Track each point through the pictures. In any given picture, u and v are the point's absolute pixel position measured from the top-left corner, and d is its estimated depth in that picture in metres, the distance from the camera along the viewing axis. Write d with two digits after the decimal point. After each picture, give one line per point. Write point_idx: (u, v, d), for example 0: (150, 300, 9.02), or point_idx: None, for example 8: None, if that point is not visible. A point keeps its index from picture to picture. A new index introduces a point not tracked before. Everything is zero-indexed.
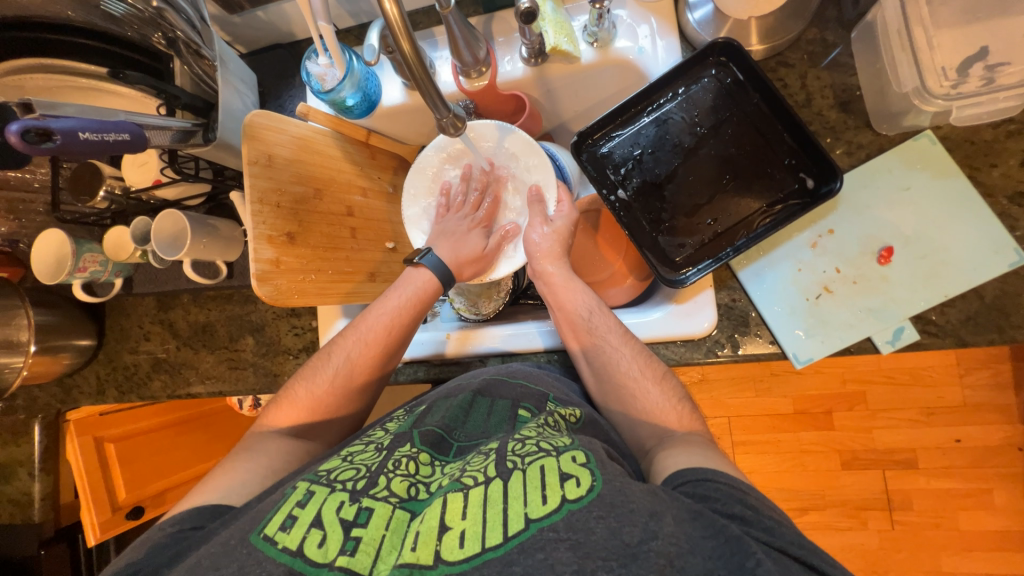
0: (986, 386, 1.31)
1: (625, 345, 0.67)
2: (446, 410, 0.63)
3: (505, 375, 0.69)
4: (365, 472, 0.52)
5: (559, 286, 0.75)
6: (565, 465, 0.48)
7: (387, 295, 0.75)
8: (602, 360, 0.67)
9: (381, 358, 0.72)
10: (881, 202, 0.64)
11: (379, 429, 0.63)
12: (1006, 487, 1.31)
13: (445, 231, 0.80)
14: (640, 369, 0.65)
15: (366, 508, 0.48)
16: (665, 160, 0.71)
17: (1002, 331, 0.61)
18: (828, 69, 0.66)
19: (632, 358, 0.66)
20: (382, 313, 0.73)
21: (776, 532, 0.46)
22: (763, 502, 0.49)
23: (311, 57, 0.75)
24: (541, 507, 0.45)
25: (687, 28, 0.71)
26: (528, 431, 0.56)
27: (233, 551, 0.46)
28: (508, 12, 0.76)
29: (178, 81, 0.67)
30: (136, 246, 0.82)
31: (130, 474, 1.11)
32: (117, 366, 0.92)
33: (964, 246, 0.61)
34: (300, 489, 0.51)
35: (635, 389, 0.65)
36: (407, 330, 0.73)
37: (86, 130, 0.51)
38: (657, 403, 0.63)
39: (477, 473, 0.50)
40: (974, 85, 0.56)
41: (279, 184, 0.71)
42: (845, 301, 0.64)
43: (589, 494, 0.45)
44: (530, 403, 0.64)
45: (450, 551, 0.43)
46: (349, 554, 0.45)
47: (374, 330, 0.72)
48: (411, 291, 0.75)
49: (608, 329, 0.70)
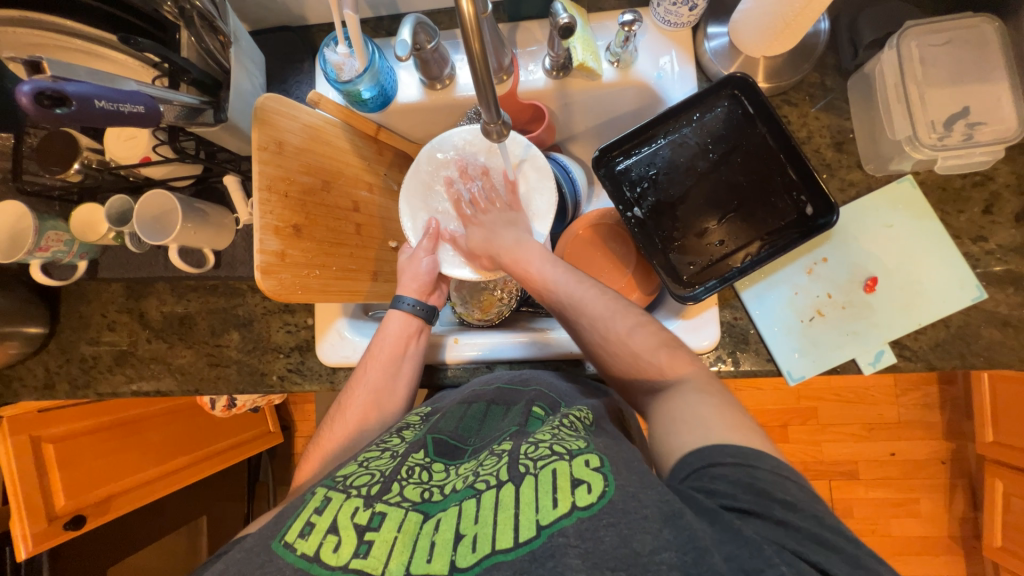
0: (919, 406, 1.45)
1: (582, 286, 0.68)
2: (461, 419, 0.62)
3: (518, 383, 0.67)
4: (380, 476, 0.51)
5: (514, 247, 0.76)
6: (577, 469, 0.46)
7: (373, 343, 0.72)
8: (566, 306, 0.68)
9: (388, 403, 0.70)
10: (869, 236, 0.70)
11: (393, 434, 0.61)
12: (932, 496, 1.45)
13: (407, 268, 0.77)
14: (605, 307, 0.65)
15: (380, 512, 0.47)
16: (678, 181, 0.75)
17: (964, 357, 0.68)
18: (824, 111, 0.73)
19: (590, 316, 0.65)
20: (379, 355, 0.71)
21: (791, 529, 0.42)
22: (776, 480, 0.45)
23: (329, 44, 0.72)
24: (552, 511, 0.44)
25: (703, 57, 0.75)
26: (542, 434, 0.54)
27: (257, 556, 0.46)
28: (533, 23, 0.77)
29: (183, 52, 0.62)
30: (111, 227, 0.75)
31: (74, 477, 1.00)
32: (71, 358, 0.83)
33: (937, 280, 0.68)
34: (318, 495, 0.50)
35: (605, 327, 0.63)
36: (398, 364, 0.71)
37: (101, 98, 0.46)
38: (629, 336, 0.62)
39: (489, 476, 0.49)
40: (956, 139, 0.63)
41: (287, 172, 0.67)
42: (835, 324, 0.70)
43: (601, 499, 0.43)
44: (543, 404, 0.62)
45: (463, 558, 0.42)
46: (362, 557, 0.44)
47: (369, 377, 0.70)
48: (390, 335, 0.72)
49: (564, 284, 0.69)
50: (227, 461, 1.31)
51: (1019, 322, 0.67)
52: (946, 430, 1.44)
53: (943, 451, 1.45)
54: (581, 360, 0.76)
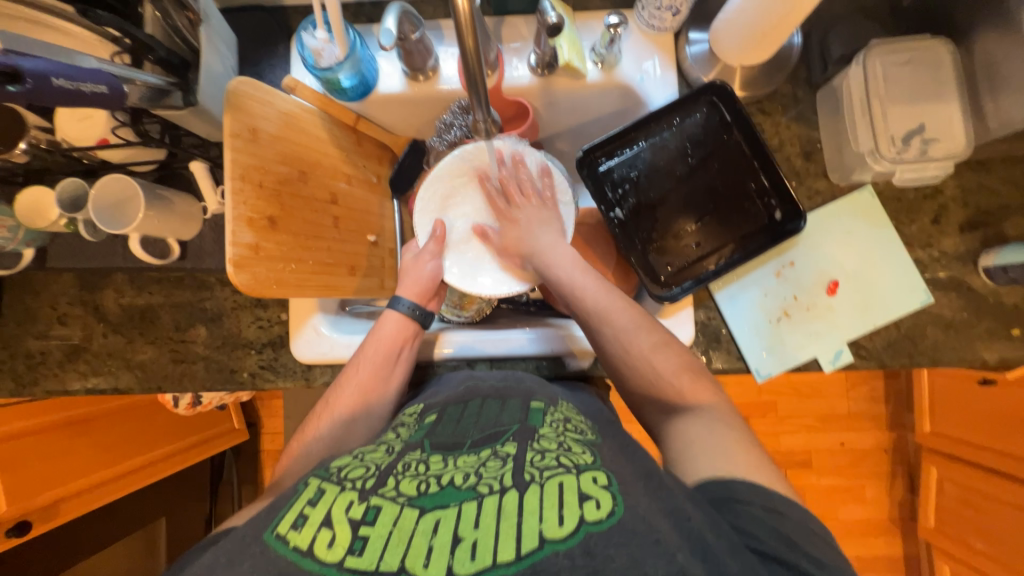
0: (866, 399, 1.56)
1: (614, 297, 0.68)
2: (460, 417, 0.61)
3: (512, 382, 0.69)
4: (375, 472, 0.50)
5: (543, 248, 0.75)
6: (585, 485, 0.46)
7: (366, 342, 0.71)
8: (594, 315, 0.67)
9: (378, 404, 0.69)
10: (832, 243, 0.75)
11: (389, 433, 0.60)
12: (875, 482, 1.57)
13: (407, 271, 0.78)
14: (635, 323, 0.66)
15: (376, 506, 0.46)
16: (658, 184, 0.77)
17: (912, 356, 0.74)
18: (795, 121, 0.76)
19: (617, 327, 0.66)
20: (374, 354, 0.70)
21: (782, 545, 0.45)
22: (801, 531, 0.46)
23: (307, 29, 0.68)
24: (558, 529, 0.43)
25: (684, 62, 0.77)
26: (548, 442, 0.53)
27: (247, 548, 0.44)
28: (519, 19, 0.77)
29: (147, 28, 0.57)
30: (63, 214, 0.69)
31: (24, 478, 0.93)
32: (16, 353, 0.77)
33: (891, 285, 0.73)
34: (312, 486, 0.49)
35: (628, 342, 0.65)
36: (391, 366, 0.71)
37: (60, 76, 0.43)
38: (657, 357, 0.64)
39: (493, 480, 0.48)
40: (912, 154, 0.67)
41: (262, 162, 0.64)
42: (800, 325, 0.74)
43: (609, 518, 0.43)
44: (541, 397, 0.64)
45: (462, 564, 0.41)
46: (357, 554, 0.43)
47: (361, 377, 0.69)
48: (384, 335, 0.72)
49: (585, 305, 0.69)
50: (190, 459, 1.27)
51: (960, 324, 0.73)
52: (889, 421, 1.56)
53: (886, 440, 1.56)
54: (561, 358, 0.77)
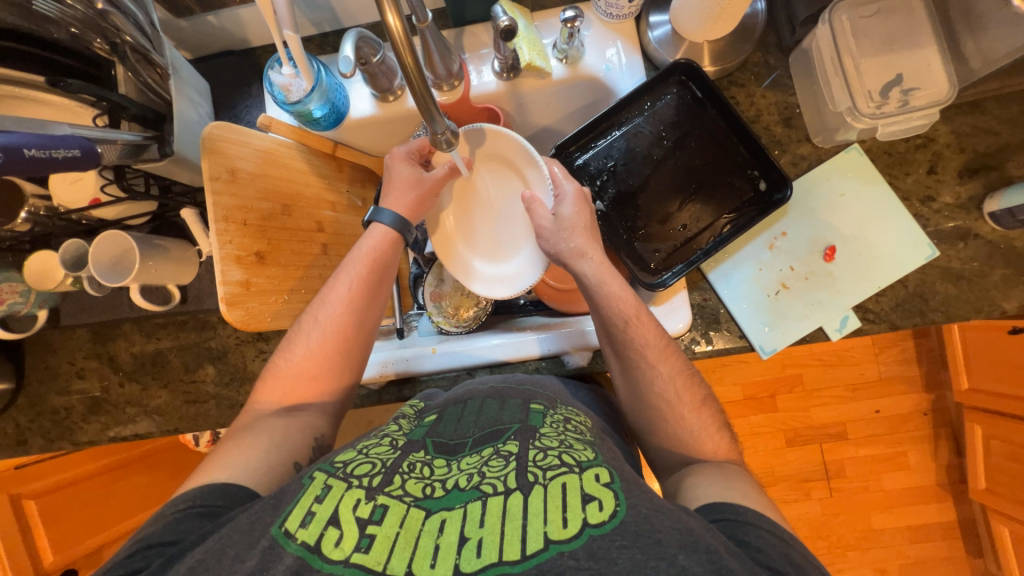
0: (896, 362, 1.50)
1: (663, 363, 0.63)
2: (460, 416, 0.61)
3: (514, 383, 0.68)
4: (381, 468, 0.51)
5: (594, 289, 0.67)
6: (587, 485, 0.46)
7: (347, 261, 0.69)
8: (637, 377, 0.64)
9: (364, 322, 0.67)
10: (824, 208, 0.73)
11: (390, 424, 0.62)
12: (917, 448, 1.50)
13: (389, 180, 0.73)
14: (676, 393, 0.62)
15: (383, 505, 0.46)
16: (637, 171, 0.76)
17: (924, 314, 0.71)
18: (770, 89, 0.74)
19: (661, 397, 0.62)
20: (354, 270, 0.68)
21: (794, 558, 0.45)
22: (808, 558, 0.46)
23: (274, 66, 0.70)
24: (562, 530, 0.42)
25: (649, 46, 0.76)
26: (550, 439, 0.53)
27: (255, 542, 0.43)
28: (478, 27, 0.77)
29: (121, 89, 0.60)
30: (68, 273, 0.73)
31: (59, 533, 0.97)
32: (43, 411, 0.81)
33: (892, 243, 0.71)
34: (318, 480, 0.49)
35: (669, 412, 0.62)
36: (375, 281, 0.69)
37: (31, 146, 0.46)
38: (693, 428, 0.61)
39: (497, 480, 0.48)
40: (892, 107, 0.65)
41: (245, 201, 0.66)
42: (800, 295, 0.72)
43: (612, 520, 0.43)
44: (541, 400, 0.63)
45: (468, 562, 0.42)
46: (365, 552, 0.43)
47: (339, 295, 0.66)
48: (364, 252, 0.69)
49: (646, 342, 0.64)
50: None
51: (972, 275, 0.70)
52: (924, 383, 1.49)
53: (923, 402, 1.50)
54: (559, 357, 0.76)
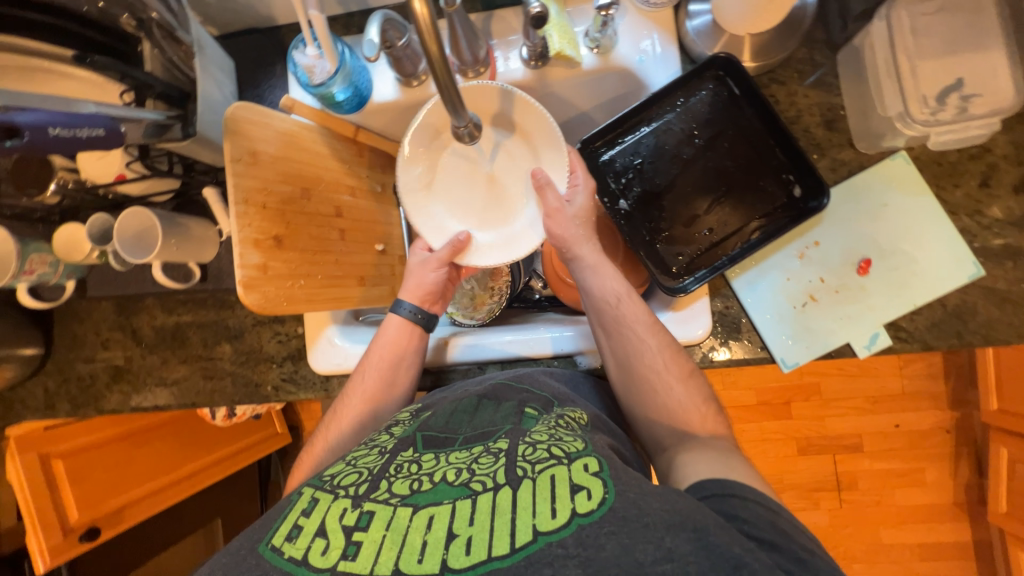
0: (922, 377, 1.44)
1: (652, 337, 0.65)
2: (451, 413, 0.61)
3: (512, 380, 0.68)
4: (368, 475, 0.51)
5: (586, 269, 0.69)
6: (575, 475, 0.46)
7: (371, 349, 0.72)
8: (627, 351, 0.65)
9: (385, 410, 0.70)
10: (862, 218, 0.69)
11: (383, 433, 0.61)
12: (936, 466, 1.46)
13: (409, 271, 0.75)
14: (665, 366, 0.64)
15: (368, 511, 0.46)
16: (664, 170, 0.73)
17: (961, 336, 0.67)
18: (814, 88, 0.70)
19: (649, 372, 0.64)
20: (378, 361, 0.71)
21: (797, 549, 0.44)
22: (795, 526, 0.47)
23: (298, 47, 0.69)
24: (550, 521, 0.42)
25: (686, 37, 0.72)
26: (539, 434, 0.53)
27: (243, 562, 0.46)
28: (508, 11, 0.75)
29: (147, 66, 0.60)
30: (94, 247, 0.74)
31: (85, 491, 1.02)
32: (69, 377, 0.84)
33: (933, 258, 0.67)
34: (305, 496, 0.50)
35: (658, 385, 0.63)
36: (396, 374, 0.71)
37: (56, 125, 0.46)
38: (681, 401, 0.62)
39: (486, 477, 0.48)
40: (950, 114, 0.60)
41: (264, 183, 0.66)
42: (828, 308, 0.69)
43: (601, 508, 0.43)
44: (536, 404, 0.62)
45: (457, 559, 0.42)
46: (351, 559, 0.43)
47: (365, 386, 0.70)
48: (388, 340, 0.72)
49: (635, 318, 0.66)
50: (239, 463, 1.35)
51: (1018, 297, 0.66)
52: (950, 400, 1.43)
53: (947, 420, 1.44)
54: (572, 357, 0.76)
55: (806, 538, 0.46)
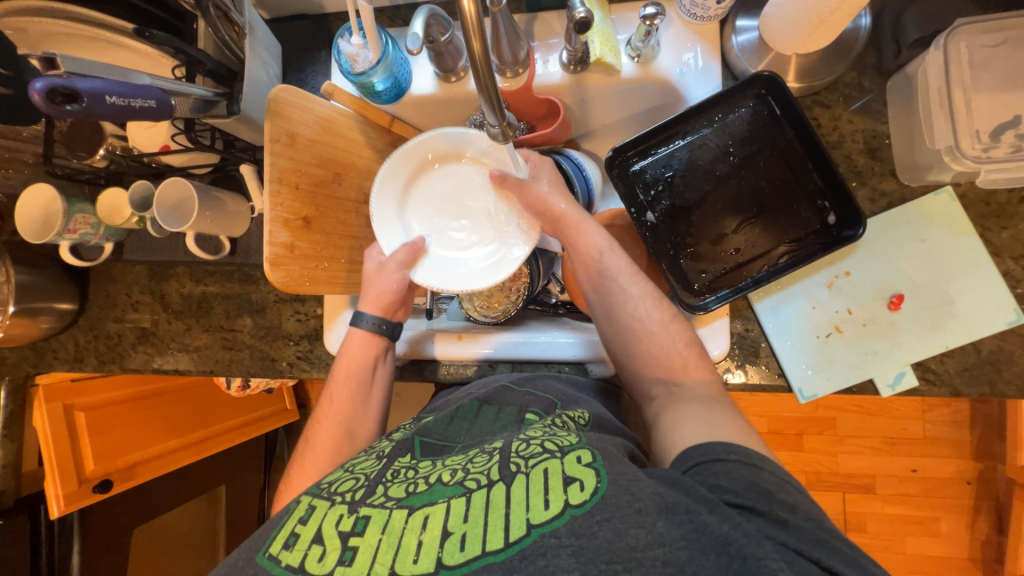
0: (945, 423, 1.38)
1: (633, 285, 0.66)
2: (449, 424, 0.63)
3: (515, 384, 0.68)
4: (364, 481, 0.52)
5: (571, 227, 0.71)
6: (568, 467, 0.45)
7: (336, 371, 0.73)
8: (611, 303, 0.66)
9: (359, 429, 0.70)
10: (899, 252, 0.66)
11: (382, 441, 0.63)
12: (953, 517, 1.39)
13: (372, 282, 0.75)
14: (648, 312, 0.65)
15: (364, 515, 0.47)
16: (695, 185, 0.72)
17: (993, 384, 0.64)
18: (859, 114, 0.68)
19: (633, 322, 0.64)
20: (344, 381, 0.71)
21: (791, 528, 0.42)
22: (779, 483, 0.46)
23: (344, 35, 0.71)
24: (543, 513, 0.42)
25: (730, 53, 0.71)
26: (534, 431, 0.53)
27: (242, 571, 0.46)
28: (552, 14, 0.75)
29: (200, 43, 0.63)
30: (134, 212, 0.77)
31: (102, 445, 1.06)
32: (99, 334, 0.88)
33: (971, 300, 0.64)
34: (303, 504, 0.51)
35: (642, 331, 0.64)
36: (366, 391, 0.72)
37: (113, 94, 0.49)
38: (666, 345, 0.63)
39: (480, 475, 0.48)
40: (1003, 152, 0.58)
41: (299, 165, 0.68)
42: (853, 342, 0.66)
43: (592, 498, 0.42)
44: (538, 408, 0.62)
45: (451, 556, 0.42)
46: (348, 563, 0.44)
47: (336, 409, 0.70)
48: (351, 358, 0.72)
49: (619, 269, 0.68)
50: (247, 434, 1.39)
51: None
52: (974, 450, 1.37)
53: (969, 470, 1.38)
54: (583, 364, 0.75)
55: (787, 494, 0.46)
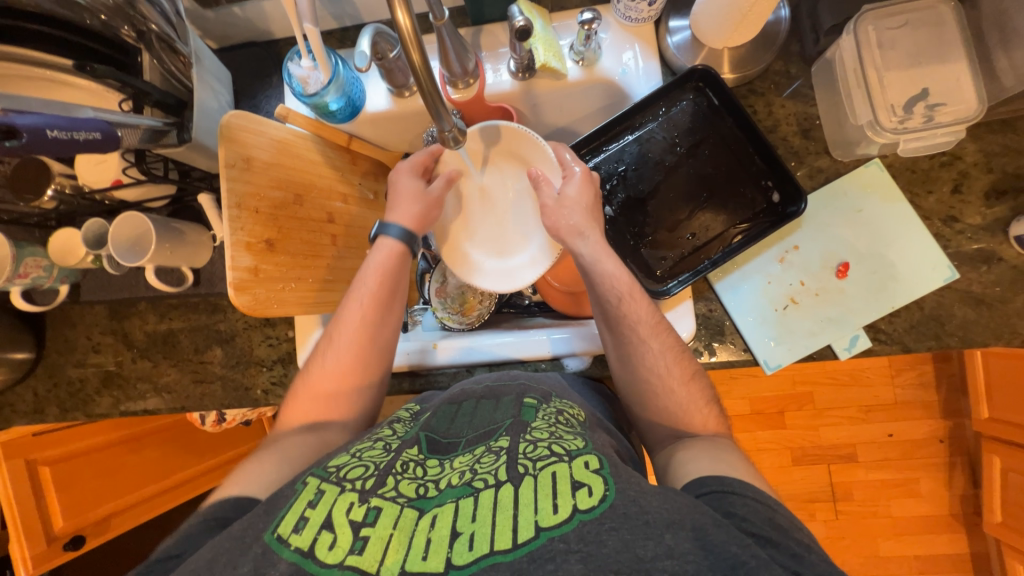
0: (912, 386, 1.45)
1: (654, 338, 0.64)
2: (454, 415, 0.62)
3: (505, 380, 0.69)
4: (374, 470, 0.50)
5: (589, 268, 0.68)
6: (576, 472, 0.47)
7: (360, 277, 0.71)
8: (629, 350, 0.65)
9: (379, 337, 0.69)
10: (840, 222, 0.71)
11: (385, 428, 0.61)
12: (931, 475, 1.45)
13: (400, 196, 0.75)
14: (667, 367, 0.63)
15: (376, 507, 0.46)
16: (648, 177, 0.76)
17: (939, 338, 0.68)
18: (791, 99, 0.72)
19: (652, 373, 0.63)
20: (366, 287, 0.69)
21: (805, 562, 0.43)
22: (793, 523, 0.47)
23: (293, 58, 0.71)
24: (552, 516, 0.43)
25: (667, 51, 0.75)
26: (540, 431, 0.54)
27: (248, 549, 0.44)
28: (497, 26, 0.78)
29: (146, 75, 0.62)
30: (89, 251, 0.75)
31: (71, 500, 1.01)
32: (60, 381, 0.84)
33: (910, 262, 0.68)
34: (311, 486, 0.49)
35: (660, 385, 0.63)
36: (389, 301, 0.70)
37: (54, 128, 0.48)
38: (683, 402, 0.62)
39: (488, 475, 0.48)
40: (916, 122, 0.63)
41: (258, 188, 0.68)
42: (810, 311, 0.70)
43: (601, 504, 0.44)
44: (534, 394, 0.63)
45: (460, 555, 0.42)
46: (358, 554, 0.43)
47: (357, 317, 0.68)
48: (376, 267, 0.71)
49: (640, 319, 0.65)
50: (229, 472, 1.33)
51: (993, 300, 0.67)
52: (942, 409, 1.44)
53: (939, 429, 1.45)
54: (559, 360, 0.77)
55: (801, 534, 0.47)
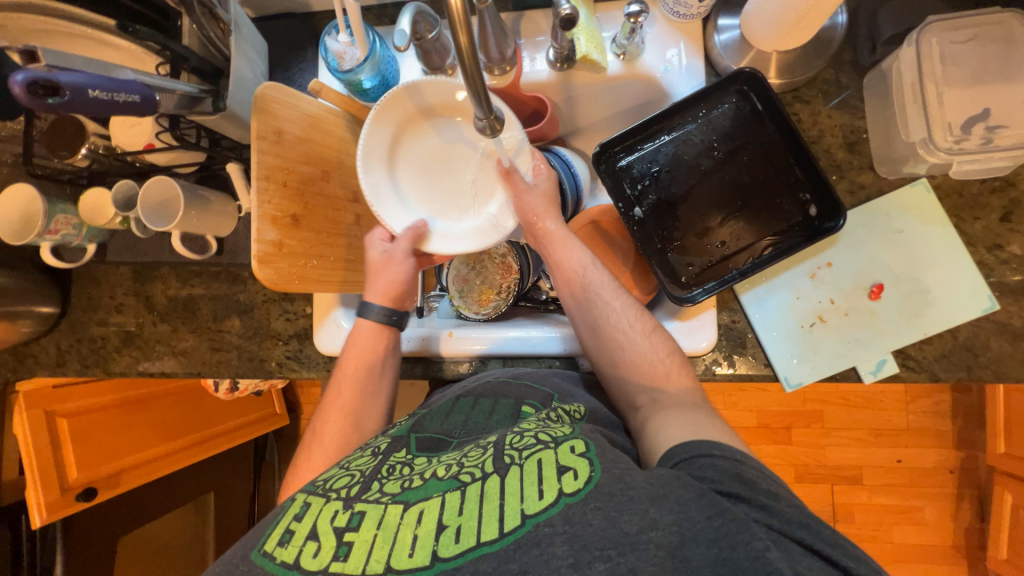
0: (928, 414, 1.42)
1: (615, 299, 0.67)
2: (446, 417, 0.63)
3: (511, 375, 0.68)
4: (359, 478, 0.52)
5: (556, 241, 0.72)
6: (562, 457, 0.46)
7: (343, 362, 0.71)
8: (593, 315, 0.67)
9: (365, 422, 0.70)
10: (877, 241, 0.68)
11: (379, 438, 0.63)
12: (937, 505, 1.42)
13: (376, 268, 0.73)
14: (629, 323, 0.66)
15: (359, 511, 0.47)
16: (681, 179, 0.74)
17: (970, 369, 0.66)
18: (838, 109, 0.70)
19: (615, 333, 0.65)
20: (351, 372, 0.70)
21: (774, 512, 0.42)
22: (761, 474, 0.46)
23: (331, 33, 0.71)
24: (537, 502, 0.43)
25: (713, 51, 0.72)
26: (528, 423, 0.53)
27: (235, 570, 0.46)
28: (538, 12, 0.76)
29: (185, 40, 0.63)
30: (118, 212, 0.76)
31: (85, 453, 1.03)
32: (82, 337, 0.86)
33: (947, 289, 0.66)
34: (298, 501, 0.50)
35: (624, 341, 0.65)
36: (375, 381, 0.71)
37: (95, 88, 0.48)
38: (646, 354, 0.63)
39: (475, 468, 0.48)
40: (973, 143, 0.60)
41: (287, 162, 0.67)
42: (836, 332, 0.68)
43: (585, 486, 0.43)
44: (534, 400, 0.62)
45: (446, 548, 0.42)
46: (342, 559, 0.43)
47: (344, 401, 0.69)
48: (359, 351, 0.71)
49: (601, 284, 0.69)
50: (233, 439, 1.37)
51: None
52: (956, 440, 1.41)
53: (951, 460, 1.41)
54: (573, 359, 0.76)
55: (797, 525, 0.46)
